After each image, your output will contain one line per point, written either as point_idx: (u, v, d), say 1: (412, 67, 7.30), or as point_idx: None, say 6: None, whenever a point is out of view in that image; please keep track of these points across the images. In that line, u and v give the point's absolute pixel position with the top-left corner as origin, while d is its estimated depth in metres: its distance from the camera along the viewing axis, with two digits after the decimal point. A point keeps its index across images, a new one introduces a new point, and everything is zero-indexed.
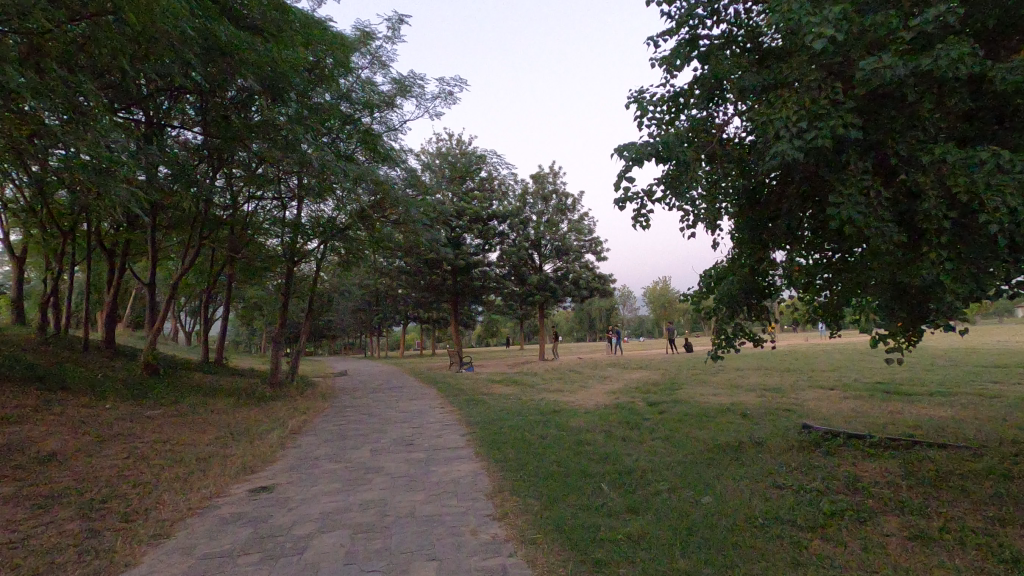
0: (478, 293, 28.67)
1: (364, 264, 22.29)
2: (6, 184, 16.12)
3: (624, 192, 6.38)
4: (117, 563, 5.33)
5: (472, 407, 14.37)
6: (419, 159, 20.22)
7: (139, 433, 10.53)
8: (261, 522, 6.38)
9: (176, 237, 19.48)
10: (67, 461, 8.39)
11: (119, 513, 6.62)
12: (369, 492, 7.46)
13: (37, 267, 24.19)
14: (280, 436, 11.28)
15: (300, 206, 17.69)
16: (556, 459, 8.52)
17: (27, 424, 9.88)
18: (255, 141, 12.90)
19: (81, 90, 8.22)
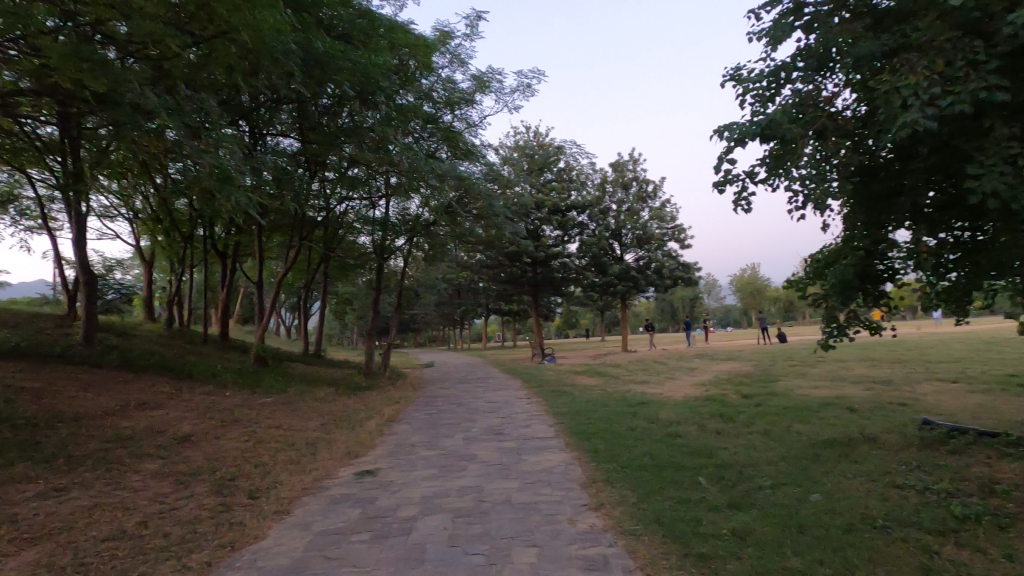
0: (558, 285, 28.64)
1: (448, 259, 22.92)
2: (136, 195, 18.06)
3: (725, 175, 6.15)
4: (248, 535, 5.89)
5: (557, 398, 14.42)
6: (498, 153, 20.50)
7: (256, 418, 11.52)
8: (369, 503, 6.79)
9: (278, 238, 21.00)
10: (198, 442, 9.34)
11: (246, 490, 7.30)
12: (466, 479, 7.72)
13: (163, 270, 26.99)
14: (377, 423, 11.92)
15: (388, 204, 18.44)
16: (649, 451, 8.36)
17: (164, 409, 11.09)
18: (347, 144, 13.64)
19: (203, 107, 9.07)
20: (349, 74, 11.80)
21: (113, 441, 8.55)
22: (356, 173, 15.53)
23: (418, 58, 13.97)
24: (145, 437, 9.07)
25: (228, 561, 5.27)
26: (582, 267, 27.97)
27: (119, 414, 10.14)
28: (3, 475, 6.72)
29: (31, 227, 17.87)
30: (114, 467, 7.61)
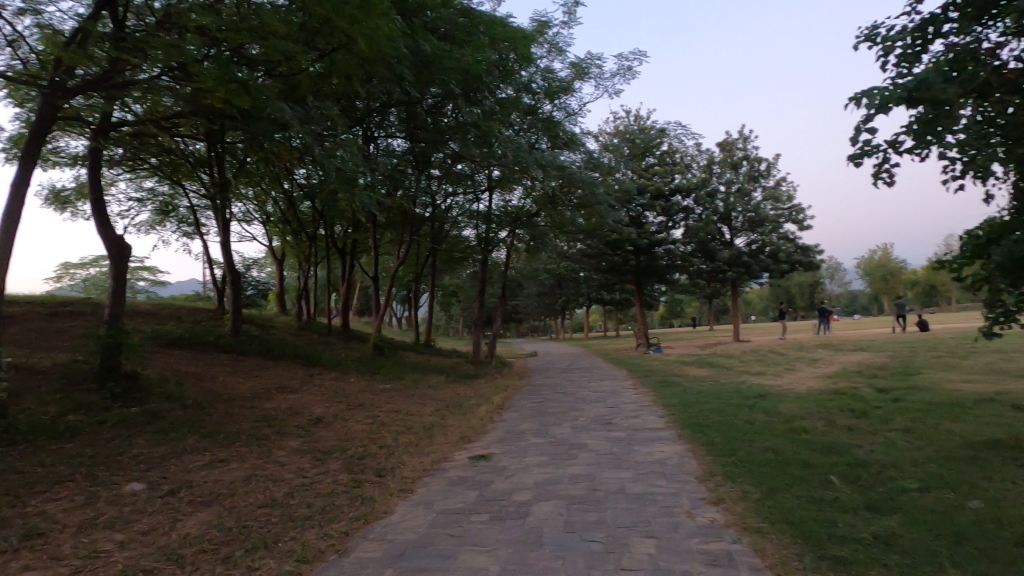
0: (663, 273, 27.70)
1: (549, 249, 23.00)
2: (268, 199, 19.99)
3: (863, 146, 5.63)
4: (378, 509, 6.38)
5: (666, 389, 14.00)
6: (598, 140, 20.17)
7: (378, 403, 12.40)
8: (485, 486, 7.06)
9: (389, 234, 22.26)
10: (330, 423, 10.25)
11: (374, 468, 7.91)
12: (577, 467, 7.77)
13: (291, 267, 29.67)
14: (487, 410, 12.33)
15: (491, 197, 18.89)
16: (771, 446, 7.88)
17: (299, 393, 12.26)
18: (453, 141, 14.17)
19: (328, 116, 9.87)
20: (455, 73, 12.25)
21: (260, 421, 9.61)
22: (462, 168, 16.12)
23: (517, 51, 14.14)
24: (286, 417, 10.10)
25: (364, 532, 5.74)
26: (688, 254, 26.80)
27: (264, 396, 11.37)
28: (178, 447, 7.81)
29: (187, 233, 20.42)
30: (263, 443, 8.57)
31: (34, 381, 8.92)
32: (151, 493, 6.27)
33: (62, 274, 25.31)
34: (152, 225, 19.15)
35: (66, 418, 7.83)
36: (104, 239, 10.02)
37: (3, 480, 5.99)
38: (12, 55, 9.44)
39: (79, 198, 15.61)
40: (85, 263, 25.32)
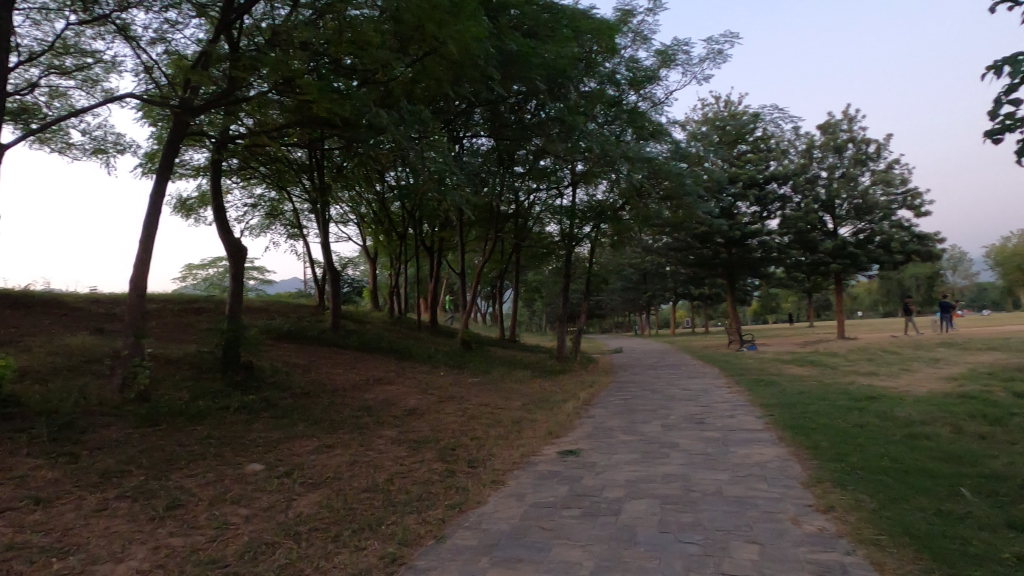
0: (757, 266, 26.25)
1: (635, 243, 22.49)
2: (362, 201, 21.07)
3: (1004, 122, 5.02)
4: (472, 499, 6.56)
5: (762, 389, 13.26)
6: (685, 128, 19.43)
7: (467, 396, 12.74)
8: (575, 482, 7.06)
9: (475, 232, 22.73)
10: (423, 415, 10.67)
11: (467, 459, 8.15)
12: (670, 466, 7.56)
13: (382, 265, 31.16)
14: (574, 406, 12.30)
15: (575, 192, 18.79)
16: (887, 453, 7.23)
17: (394, 385, 12.87)
18: (537, 137, 14.22)
19: (419, 118, 10.23)
20: (540, 69, 12.34)
21: (360, 410, 10.20)
22: (545, 164, 16.15)
23: (601, 42, 13.92)
24: (383, 408, 10.65)
25: (459, 520, 5.94)
26: (785, 245, 25.16)
27: (362, 388, 12.06)
28: (289, 432, 8.46)
29: (291, 235, 22.01)
30: (363, 431, 9.09)
31: (169, 370, 10.02)
32: (269, 473, 6.85)
33: (186, 274, 28.22)
34: (262, 229, 20.84)
35: (196, 403, 8.74)
36: (224, 243, 11.05)
37: (149, 455, 6.79)
38: (148, 79, 10.63)
39: (201, 206, 17.30)
40: (205, 264, 28.04)
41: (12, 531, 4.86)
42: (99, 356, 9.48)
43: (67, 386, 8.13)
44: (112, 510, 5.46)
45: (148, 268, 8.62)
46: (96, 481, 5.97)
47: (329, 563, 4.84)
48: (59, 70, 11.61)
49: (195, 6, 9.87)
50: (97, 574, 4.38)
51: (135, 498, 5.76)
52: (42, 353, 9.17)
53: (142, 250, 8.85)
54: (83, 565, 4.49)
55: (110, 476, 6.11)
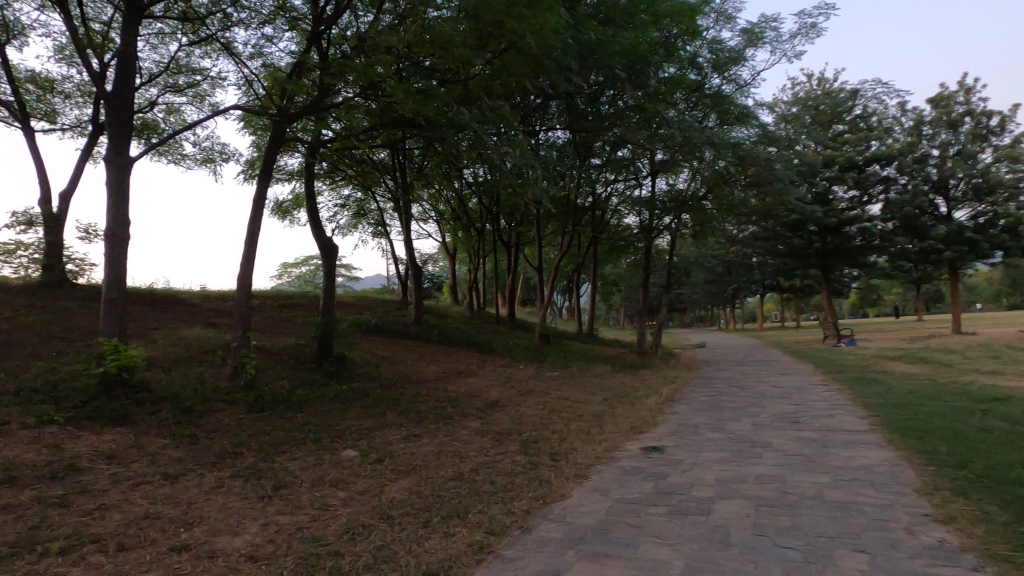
0: (856, 255, 24.34)
1: (719, 233, 21.53)
2: (442, 199, 21.62)
3: None
4: (555, 492, 6.57)
5: (866, 387, 12.27)
6: (774, 109, 18.30)
7: (546, 390, 12.78)
8: (661, 479, 6.88)
9: (552, 226, 22.68)
10: (505, 407, 10.81)
11: (549, 453, 8.16)
12: (763, 467, 7.19)
13: (460, 260, 31.85)
14: (656, 401, 12.00)
15: (655, 182, 18.25)
16: (1019, 461, 6.46)
17: (476, 378, 13.13)
18: (614, 126, 13.91)
19: (497, 113, 10.30)
20: (619, 57, 12.08)
21: (444, 402, 10.51)
22: (623, 154, 15.82)
23: (681, 25, 13.40)
24: (466, 400, 10.91)
25: (543, 512, 5.98)
26: (890, 232, 23.10)
27: (445, 380, 12.41)
28: (380, 421, 8.87)
29: (375, 233, 23.00)
30: (448, 422, 9.35)
31: (272, 360, 10.81)
32: (363, 459, 7.23)
33: (283, 272, 30.35)
34: (350, 228, 21.92)
35: (296, 391, 9.37)
36: (318, 242, 11.72)
37: (256, 439, 7.36)
38: (248, 91, 11.46)
39: (295, 208, 18.48)
40: (299, 263, 29.98)
41: (147, 502, 5.45)
42: (212, 348, 10.39)
43: (186, 375, 8.98)
44: (228, 488, 5.99)
45: (252, 266, 9.34)
46: (213, 461, 6.55)
47: (420, 547, 5.03)
48: (173, 88, 12.79)
49: (288, 20, 10.51)
50: (217, 545, 4.81)
51: (246, 478, 6.27)
52: (165, 344, 10.18)
53: (247, 251, 9.59)
54: (206, 536, 4.95)
55: (225, 457, 6.69)
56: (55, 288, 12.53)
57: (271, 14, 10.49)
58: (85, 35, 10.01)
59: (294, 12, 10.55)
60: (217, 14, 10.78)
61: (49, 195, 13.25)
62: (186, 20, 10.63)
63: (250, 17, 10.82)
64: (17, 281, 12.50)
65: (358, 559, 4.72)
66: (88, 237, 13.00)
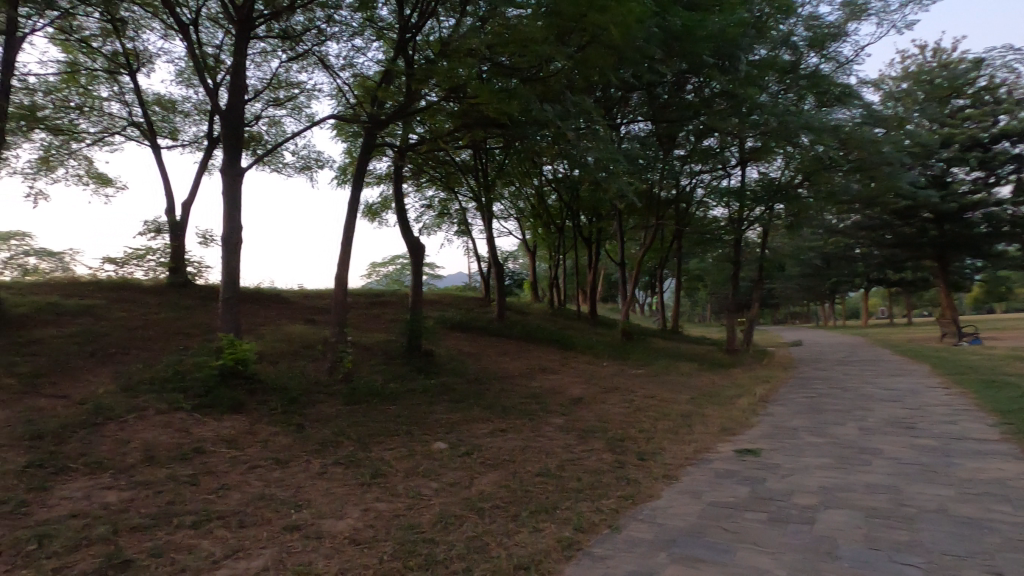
0: (981, 244, 21.82)
1: (816, 223, 20.11)
2: (522, 196, 21.76)
3: None
4: (644, 492, 6.44)
5: (995, 391, 11.00)
6: (880, 87, 16.81)
7: (631, 387, 12.55)
8: (757, 483, 6.56)
9: (633, 220, 22.18)
10: (589, 404, 10.75)
11: (636, 452, 8.01)
12: (873, 475, 6.66)
13: (541, 257, 31.95)
14: (749, 401, 11.43)
15: (745, 170, 17.35)
16: None
17: (559, 374, 13.14)
18: (700, 115, 13.35)
19: (579, 107, 10.19)
20: (706, 42, 11.57)
21: (528, 397, 10.62)
22: (710, 143, 15.17)
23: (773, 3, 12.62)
24: (549, 396, 10.95)
25: (632, 512, 5.88)
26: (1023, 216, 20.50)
27: (529, 376, 12.52)
28: (467, 415, 9.11)
29: (457, 232, 23.58)
30: (533, 418, 9.44)
31: (365, 355, 11.41)
32: (453, 452, 7.46)
33: (372, 271, 31.90)
34: (434, 228, 22.62)
35: (388, 385, 9.83)
36: (406, 242, 12.19)
37: (354, 429, 7.80)
38: (341, 101, 12.13)
39: (384, 209, 19.34)
40: (386, 262, 31.36)
41: (261, 484, 5.94)
42: (312, 343, 11.12)
43: (291, 368, 9.68)
44: (331, 473, 6.40)
45: (348, 267, 9.89)
46: (317, 448, 7.03)
47: (510, 540, 5.13)
48: (274, 102, 13.81)
49: (376, 30, 11.01)
50: (324, 527, 5.17)
51: (347, 465, 6.68)
52: (272, 339, 11.03)
53: (342, 251, 10.16)
54: (314, 517, 5.33)
55: (327, 445, 7.15)
56: (180, 288, 13.94)
57: (360, 26, 11.03)
58: (201, 58, 11.03)
59: (381, 23, 11.03)
60: (313, 30, 11.49)
61: (173, 204, 14.74)
62: (286, 38, 11.42)
63: (342, 31, 11.46)
64: (148, 282, 14.01)
65: (452, 548, 4.88)
66: (205, 242, 14.34)
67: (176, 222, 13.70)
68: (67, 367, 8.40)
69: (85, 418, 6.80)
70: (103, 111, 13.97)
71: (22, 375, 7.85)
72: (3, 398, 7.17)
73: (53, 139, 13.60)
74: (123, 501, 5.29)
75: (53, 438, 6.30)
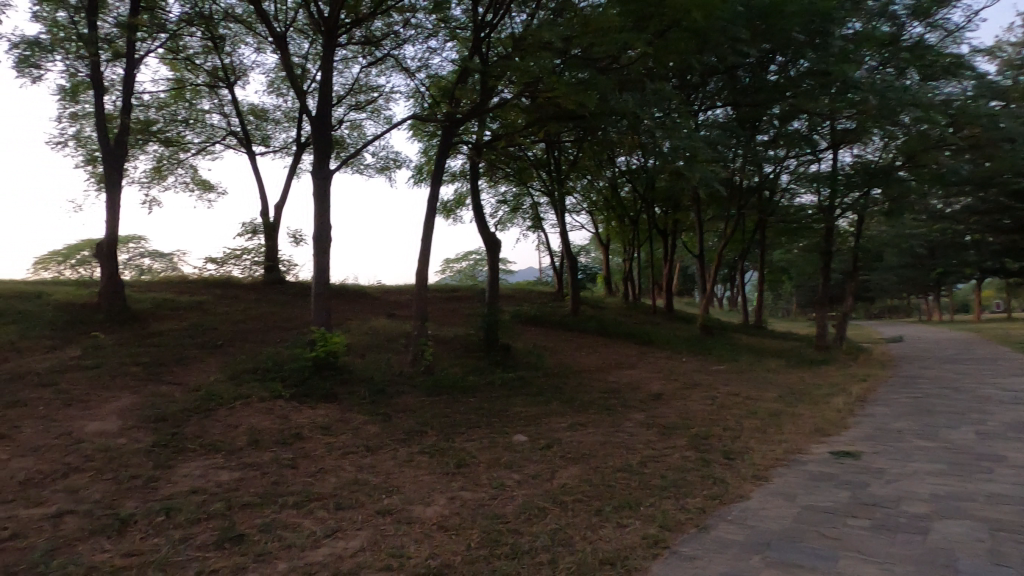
0: None
1: (920, 208, 18.45)
2: (594, 189, 21.49)
3: None
4: (732, 493, 6.19)
5: None
6: (997, 55, 15.15)
7: (714, 384, 12.10)
8: (859, 488, 6.13)
9: (712, 211, 21.31)
10: (669, 400, 10.47)
11: (722, 450, 7.71)
12: (997, 484, 6.03)
13: (614, 251, 31.45)
14: (845, 401, 10.69)
15: (837, 154, 16.20)
16: None
17: (637, 370, 12.89)
18: (788, 96, 12.58)
19: (657, 96, 9.86)
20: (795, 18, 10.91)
21: (607, 392, 10.50)
22: (798, 126, 14.28)
23: None
24: (628, 392, 10.78)
25: (721, 512, 5.67)
26: None
27: (606, 371, 12.38)
28: (545, 409, 9.15)
29: (529, 227, 23.66)
30: (611, 412, 9.34)
31: (445, 348, 11.72)
32: (533, 445, 7.51)
33: (446, 268, 32.69)
34: (507, 223, 22.82)
35: (467, 378, 10.05)
36: (482, 237, 12.39)
37: (437, 420, 8.04)
38: (417, 102, 12.49)
39: (458, 206, 19.74)
40: (460, 258, 32.02)
41: (353, 469, 6.26)
42: (395, 336, 11.57)
43: (377, 360, 10.12)
44: (417, 462, 6.64)
45: (428, 263, 10.19)
46: (403, 437, 7.31)
47: (594, 534, 5.10)
48: (356, 106, 14.44)
49: (450, 30, 11.23)
50: (413, 512, 5.37)
51: (431, 454, 6.89)
52: (357, 333, 11.58)
53: (422, 248, 10.48)
54: (403, 503, 5.56)
55: (413, 435, 7.42)
56: (274, 285, 14.93)
57: (435, 28, 11.28)
58: (291, 68, 11.71)
59: (455, 23, 11.24)
60: (390, 34, 11.90)
61: (266, 207, 15.79)
62: (366, 44, 11.91)
63: (418, 33, 11.78)
64: (246, 279, 15.10)
65: (537, 539, 4.91)
66: (295, 241, 15.25)
67: (270, 223, 14.66)
68: (181, 356, 9.24)
69: (199, 404, 7.46)
70: (206, 123, 15.20)
71: (145, 364, 8.72)
72: (131, 384, 8.01)
73: (164, 151, 14.95)
74: (234, 480, 5.75)
75: (173, 420, 6.96)
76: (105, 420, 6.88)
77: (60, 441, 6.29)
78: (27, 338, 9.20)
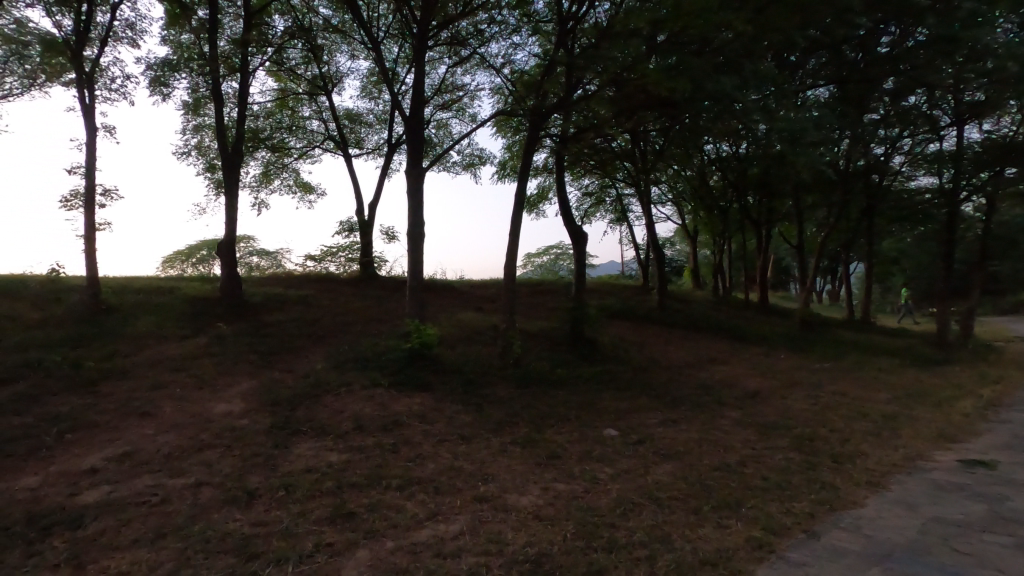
0: None
1: None
2: (681, 179, 20.74)
3: None
4: (844, 499, 5.78)
5: None
6: None
7: (817, 383, 11.31)
8: (997, 502, 5.51)
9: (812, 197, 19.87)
10: (768, 399, 9.91)
11: (829, 453, 7.21)
12: None
13: (702, 243, 30.21)
14: (976, 405, 9.59)
15: (963, 129, 14.56)
16: None
17: (731, 366, 12.32)
18: (904, 69, 11.45)
19: (753, 76, 9.32)
20: None
21: (699, 389, 10.12)
22: (915, 100, 12.97)
23: None
24: (722, 389, 10.33)
25: (833, 518, 5.32)
26: None
27: (697, 367, 11.93)
28: (635, 404, 8.98)
29: (612, 220, 23.26)
30: (705, 410, 9.00)
31: (531, 342, 11.82)
32: (624, 440, 7.41)
33: (528, 262, 32.88)
34: (590, 217, 22.57)
35: (554, 371, 10.07)
36: (567, 231, 12.34)
37: (527, 412, 8.13)
38: (502, 98, 12.63)
39: (542, 200, 19.78)
40: (543, 252, 32.09)
41: (450, 456, 6.49)
42: (482, 329, 11.82)
43: (467, 352, 10.39)
44: (509, 452, 6.76)
45: (515, 257, 10.32)
46: (494, 428, 7.47)
47: (693, 534, 4.96)
48: (442, 105, 14.86)
49: (534, 24, 11.24)
50: (508, 501, 5.48)
51: (523, 445, 6.98)
52: (448, 325, 11.96)
53: (509, 242, 10.61)
54: (498, 491, 5.69)
55: (504, 426, 7.56)
56: (369, 280, 15.74)
57: (519, 23, 11.34)
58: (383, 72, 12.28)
59: (538, 16, 11.24)
60: (475, 33, 12.12)
61: (361, 206, 16.65)
62: (452, 44, 12.22)
63: (502, 30, 11.90)
64: (343, 275, 16.02)
65: (633, 535, 4.86)
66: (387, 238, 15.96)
67: (364, 221, 15.44)
68: (291, 346, 9.98)
69: (309, 390, 8.04)
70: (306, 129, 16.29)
71: (261, 352, 9.52)
72: (251, 370, 8.79)
73: (271, 157, 16.19)
74: (342, 461, 6.15)
75: (286, 404, 7.55)
76: (230, 402, 7.60)
77: (195, 420, 7.03)
78: (165, 327, 10.37)
